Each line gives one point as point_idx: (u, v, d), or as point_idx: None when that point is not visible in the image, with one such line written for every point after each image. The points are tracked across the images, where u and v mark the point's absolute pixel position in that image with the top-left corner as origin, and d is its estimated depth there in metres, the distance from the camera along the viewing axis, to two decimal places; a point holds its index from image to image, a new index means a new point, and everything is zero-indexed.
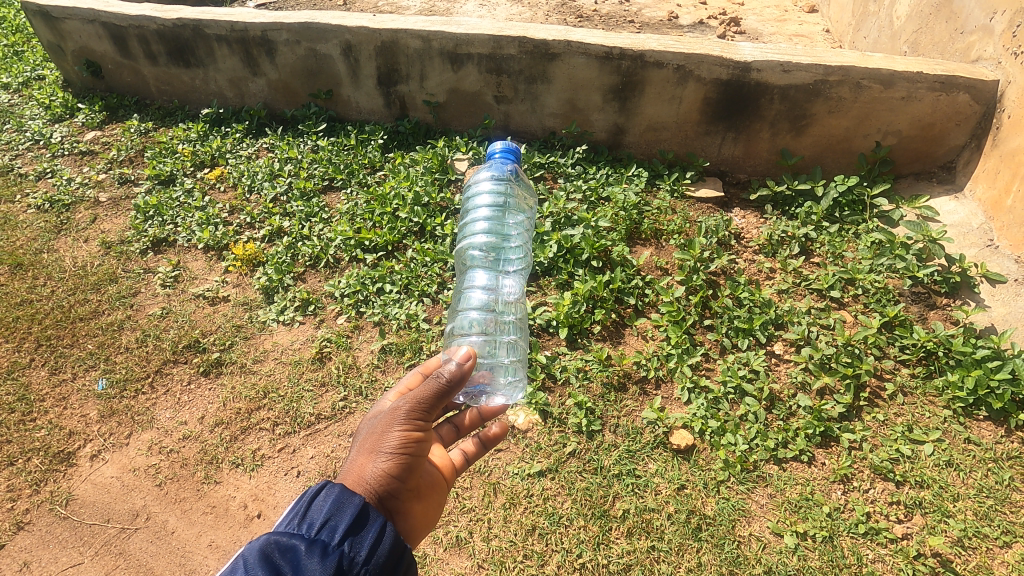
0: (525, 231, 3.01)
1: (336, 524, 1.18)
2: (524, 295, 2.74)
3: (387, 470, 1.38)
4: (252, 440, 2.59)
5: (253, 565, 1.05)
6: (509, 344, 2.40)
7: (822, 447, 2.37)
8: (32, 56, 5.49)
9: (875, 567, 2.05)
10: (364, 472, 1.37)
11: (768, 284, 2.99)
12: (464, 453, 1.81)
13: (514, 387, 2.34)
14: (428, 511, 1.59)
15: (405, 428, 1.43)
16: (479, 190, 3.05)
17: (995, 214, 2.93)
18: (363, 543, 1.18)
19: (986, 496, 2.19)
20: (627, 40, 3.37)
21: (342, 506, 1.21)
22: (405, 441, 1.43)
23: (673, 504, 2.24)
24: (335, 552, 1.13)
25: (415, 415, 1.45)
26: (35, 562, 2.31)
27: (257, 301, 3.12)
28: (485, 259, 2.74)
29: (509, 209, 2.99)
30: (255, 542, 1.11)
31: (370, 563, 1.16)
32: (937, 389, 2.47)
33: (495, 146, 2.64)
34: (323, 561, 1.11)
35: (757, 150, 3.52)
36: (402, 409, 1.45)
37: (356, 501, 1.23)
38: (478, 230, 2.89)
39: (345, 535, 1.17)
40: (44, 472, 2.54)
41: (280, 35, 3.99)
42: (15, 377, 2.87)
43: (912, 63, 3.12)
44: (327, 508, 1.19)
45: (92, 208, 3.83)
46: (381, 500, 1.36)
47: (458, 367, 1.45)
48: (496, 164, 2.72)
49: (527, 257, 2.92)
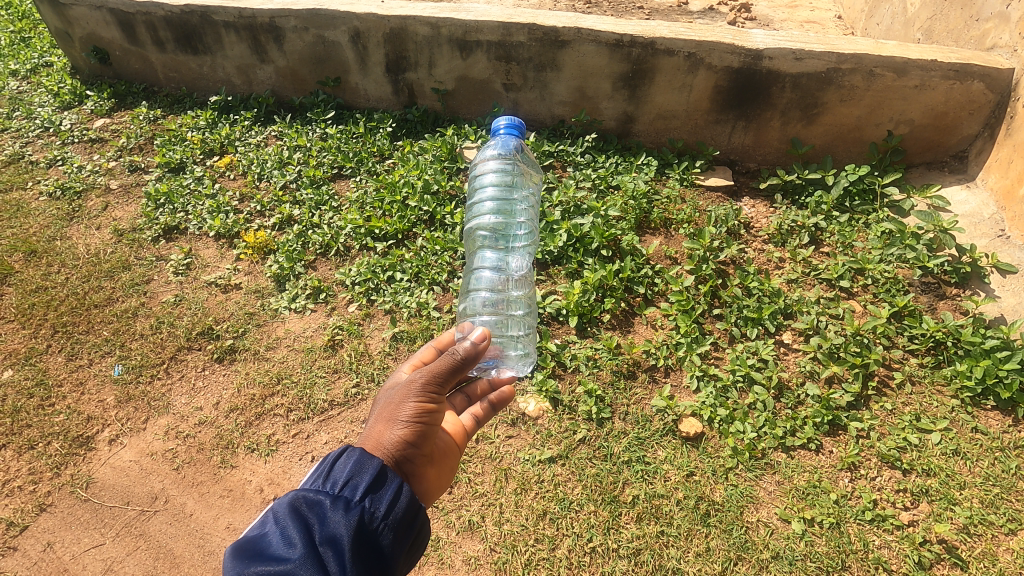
0: (531, 207, 2.97)
1: (358, 483, 1.21)
2: (530, 271, 2.79)
3: (404, 437, 1.42)
4: (267, 425, 2.63)
5: (283, 518, 1.11)
6: (519, 319, 2.51)
7: (829, 436, 2.39)
8: (39, 42, 5.49)
9: (881, 553, 2.08)
10: (383, 438, 1.40)
11: (777, 273, 3.00)
12: (474, 417, 1.88)
13: (525, 360, 2.48)
14: (440, 476, 1.62)
15: (420, 399, 1.48)
16: (485, 171, 2.96)
17: (1007, 204, 2.93)
18: (383, 500, 1.21)
19: (992, 484, 2.21)
20: (638, 27, 3.35)
21: (363, 466, 1.24)
22: (420, 411, 1.47)
23: (681, 490, 2.28)
24: (357, 507, 1.17)
25: (430, 387, 1.49)
26: (58, 543, 2.36)
27: (269, 289, 3.15)
28: (495, 239, 2.77)
29: (516, 183, 2.92)
30: (284, 498, 1.17)
31: (390, 519, 1.20)
32: (945, 378, 2.49)
33: (499, 121, 2.57)
34: (347, 515, 1.15)
35: (766, 139, 3.50)
36: (418, 382, 1.49)
37: (377, 463, 1.26)
38: (485, 210, 2.86)
39: (366, 492, 1.20)
40: (64, 455, 2.59)
41: (287, 21, 3.97)
42: (33, 363, 2.92)
43: (926, 51, 3.10)
44: (348, 469, 1.23)
45: (104, 196, 3.85)
46: (399, 465, 1.40)
47: (474, 345, 1.55)
48: (500, 141, 2.64)
49: (534, 235, 2.93)
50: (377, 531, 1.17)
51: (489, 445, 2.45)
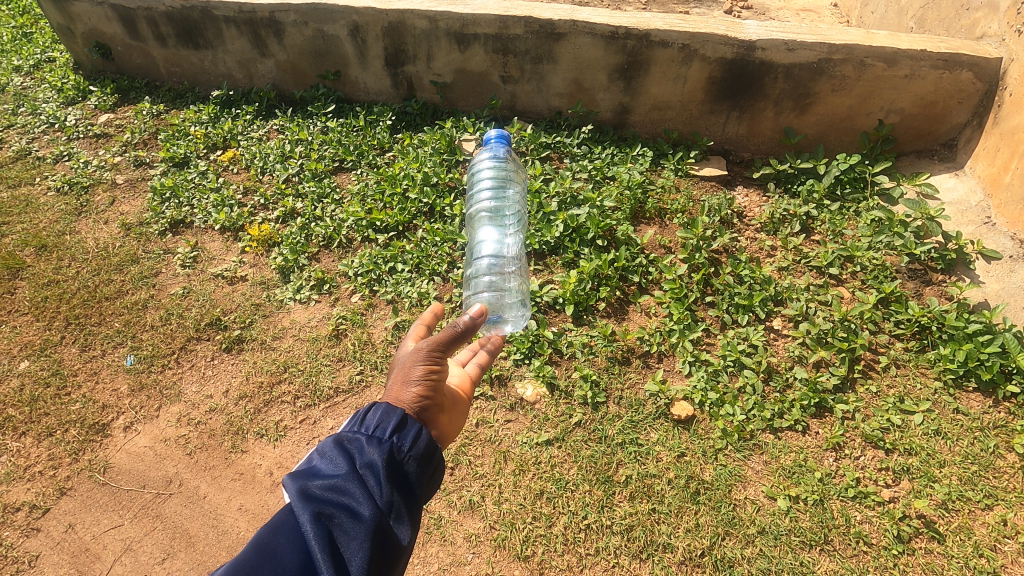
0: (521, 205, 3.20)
1: (386, 425, 1.33)
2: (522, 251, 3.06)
3: (420, 393, 1.53)
4: (275, 412, 2.73)
5: (327, 453, 1.26)
6: (519, 300, 2.82)
7: (816, 417, 2.49)
8: (42, 38, 5.55)
9: (863, 527, 2.19)
10: (401, 396, 1.51)
11: (769, 261, 3.08)
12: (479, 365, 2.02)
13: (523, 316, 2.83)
14: (452, 423, 1.71)
15: (428, 362, 1.58)
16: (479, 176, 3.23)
17: (993, 192, 3.00)
18: (408, 437, 1.33)
19: (971, 462, 2.31)
20: (633, 19, 3.40)
21: (390, 412, 1.36)
22: (429, 372, 1.58)
23: (673, 470, 2.38)
24: (387, 442, 1.30)
25: (435, 352, 1.60)
26: (79, 524, 2.47)
27: (274, 281, 3.24)
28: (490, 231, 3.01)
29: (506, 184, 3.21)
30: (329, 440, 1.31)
31: (414, 454, 1.31)
32: (928, 361, 2.58)
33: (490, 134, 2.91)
34: (379, 447, 1.28)
35: (760, 129, 3.56)
36: (423, 349, 1.59)
37: (401, 410, 1.37)
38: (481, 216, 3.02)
39: (392, 431, 1.32)
40: (81, 442, 2.69)
41: (287, 16, 4.03)
42: (49, 353, 3.02)
43: (916, 40, 3.15)
44: (377, 414, 1.35)
45: (110, 190, 3.93)
46: (419, 417, 1.51)
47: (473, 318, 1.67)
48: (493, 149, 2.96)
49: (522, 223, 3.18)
50: (403, 461, 1.29)
51: (488, 428, 2.56)
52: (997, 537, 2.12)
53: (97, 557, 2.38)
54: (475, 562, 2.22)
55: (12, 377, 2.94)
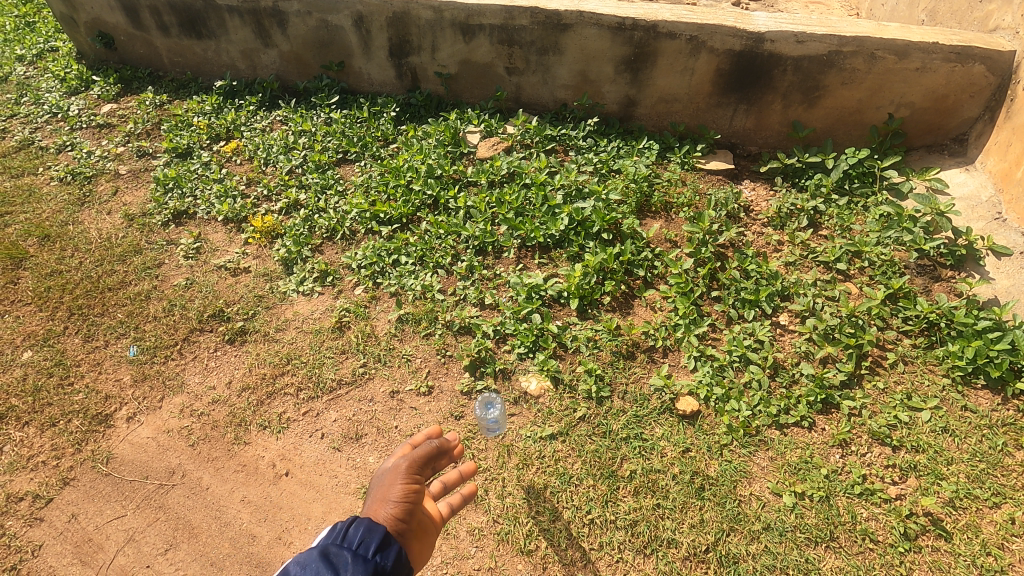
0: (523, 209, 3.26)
1: (369, 541, 1.33)
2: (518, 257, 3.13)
3: (396, 514, 1.40)
4: (278, 403, 2.72)
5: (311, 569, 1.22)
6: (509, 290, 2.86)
7: (822, 414, 2.47)
8: (45, 27, 5.51)
9: (869, 524, 2.17)
10: (377, 515, 1.39)
11: (776, 256, 3.05)
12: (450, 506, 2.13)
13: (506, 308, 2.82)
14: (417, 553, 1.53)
15: None
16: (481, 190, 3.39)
17: (1004, 187, 2.96)
18: (389, 556, 1.34)
19: (979, 460, 2.29)
20: (640, 10, 3.36)
21: (372, 528, 1.36)
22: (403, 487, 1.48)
23: (677, 465, 2.36)
24: (372, 560, 1.30)
25: None
26: (82, 514, 2.47)
27: (277, 272, 3.23)
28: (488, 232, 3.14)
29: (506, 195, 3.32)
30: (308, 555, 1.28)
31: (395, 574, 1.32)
32: (937, 358, 2.56)
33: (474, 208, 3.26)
34: (365, 563, 1.28)
35: (768, 123, 3.52)
36: None
37: (383, 527, 1.38)
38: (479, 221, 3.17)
39: (376, 549, 1.33)
40: (84, 432, 2.69)
41: (291, 5, 4.00)
42: (52, 344, 3.02)
43: (928, 33, 3.11)
44: (361, 530, 1.35)
45: (113, 181, 3.92)
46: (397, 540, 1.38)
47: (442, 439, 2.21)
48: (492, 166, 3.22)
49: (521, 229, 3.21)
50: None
51: (492, 422, 2.54)
52: (1005, 535, 2.10)
53: (100, 547, 2.38)
54: (479, 555, 2.21)
55: (16, 367, 2.93)
